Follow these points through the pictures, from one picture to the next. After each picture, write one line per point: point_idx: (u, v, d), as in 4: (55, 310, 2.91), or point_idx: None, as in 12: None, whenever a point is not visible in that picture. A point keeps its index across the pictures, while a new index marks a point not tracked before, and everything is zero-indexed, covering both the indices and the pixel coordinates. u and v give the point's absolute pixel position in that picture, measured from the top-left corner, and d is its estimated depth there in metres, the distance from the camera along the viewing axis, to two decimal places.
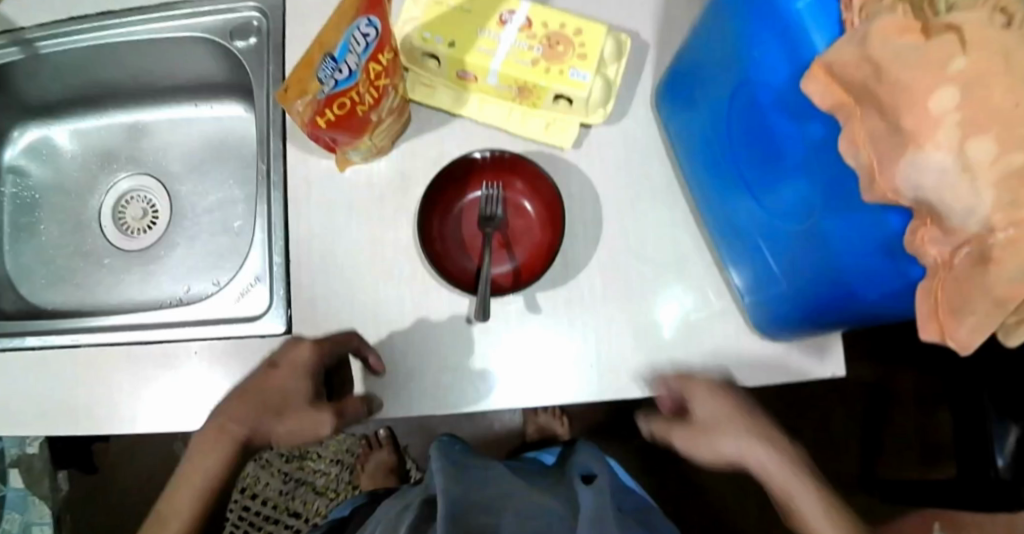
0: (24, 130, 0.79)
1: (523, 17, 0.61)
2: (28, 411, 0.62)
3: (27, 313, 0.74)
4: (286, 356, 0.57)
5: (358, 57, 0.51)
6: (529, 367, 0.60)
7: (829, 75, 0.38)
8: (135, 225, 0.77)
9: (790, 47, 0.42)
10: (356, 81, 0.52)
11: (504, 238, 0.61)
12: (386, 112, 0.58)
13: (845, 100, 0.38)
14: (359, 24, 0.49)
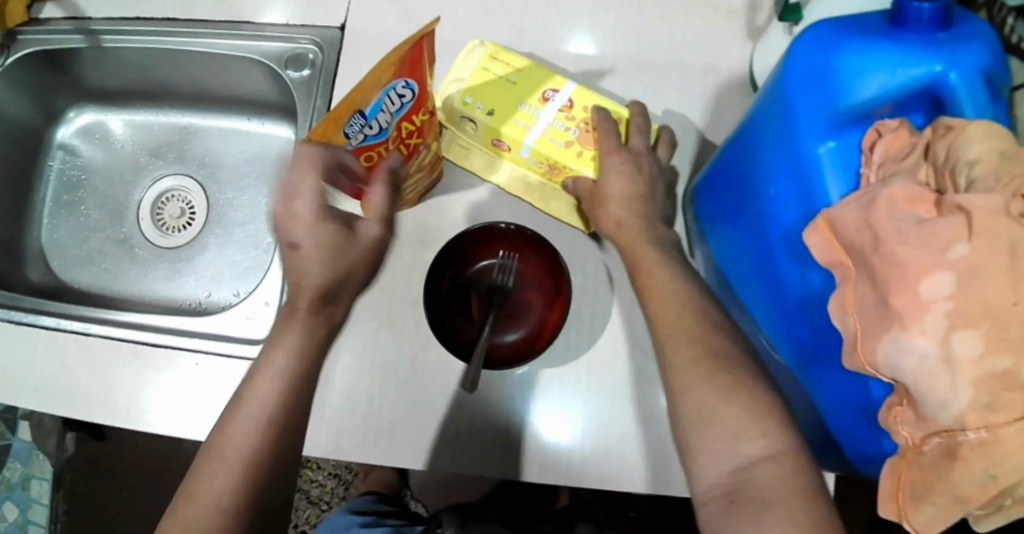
0: (80, 112, 0.83)
1: (566, 98, 0.60)
2: (30, 388, 0.65)
3: (52, 288, 0.79)
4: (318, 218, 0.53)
5: (390, 116, 0.51)
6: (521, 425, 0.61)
7: (830, 231, 0.39)
8: (172, 223, 0.81)
9: (804, 192, 0.43)
10: (385, 138, 0.52)
11: (509, 311, 0.63)
12: (415, 168, 0.60)
13: (842, 259, 0.39)
14: (395, 85, 0.48)
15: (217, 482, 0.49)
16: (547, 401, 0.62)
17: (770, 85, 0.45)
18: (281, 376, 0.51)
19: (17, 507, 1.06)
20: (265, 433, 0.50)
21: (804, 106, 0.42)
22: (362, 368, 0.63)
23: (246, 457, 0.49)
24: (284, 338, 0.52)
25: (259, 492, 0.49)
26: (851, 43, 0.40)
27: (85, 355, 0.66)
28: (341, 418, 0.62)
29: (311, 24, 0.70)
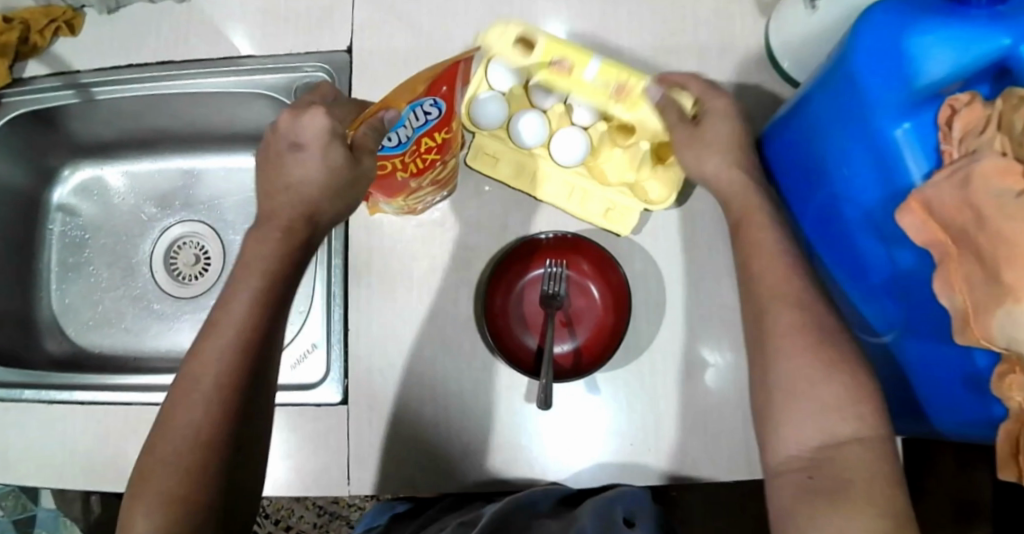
0: (75, 169, 0.81)
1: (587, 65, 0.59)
2: (84, 469, 0.66)
3: (73, 356, 0.77)
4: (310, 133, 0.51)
5: (411, 131, 0.49)
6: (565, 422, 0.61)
7: (926, 211, 0.38)
8: (188, 271, 0.80)
9: (884, 172, 0.42)
10: (403, 151, 0.50)
11: (566, 316, 0.62)
12: (426, 181, 0.57)
13: (942, 239, 0.38)
14: (422, 102, 0.47)
15: (186, 417, 0.47)
16: (612, 400, 0.62)
17: (832, 64, 0.44)
18: (248, 306, 0.50)
19: None
20: (234, 364, 0.49)
21: (875, 88, 0.40)
22: (425, 397, 0.62)
23: (214, 387, 0.48)
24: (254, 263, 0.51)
25: (229, 426, 0.48)
26: (920, 20, 0.38)
27: (143, 421, 0.66)
28: (410, 449, 0.62)
29: (315, 51, 0.68)
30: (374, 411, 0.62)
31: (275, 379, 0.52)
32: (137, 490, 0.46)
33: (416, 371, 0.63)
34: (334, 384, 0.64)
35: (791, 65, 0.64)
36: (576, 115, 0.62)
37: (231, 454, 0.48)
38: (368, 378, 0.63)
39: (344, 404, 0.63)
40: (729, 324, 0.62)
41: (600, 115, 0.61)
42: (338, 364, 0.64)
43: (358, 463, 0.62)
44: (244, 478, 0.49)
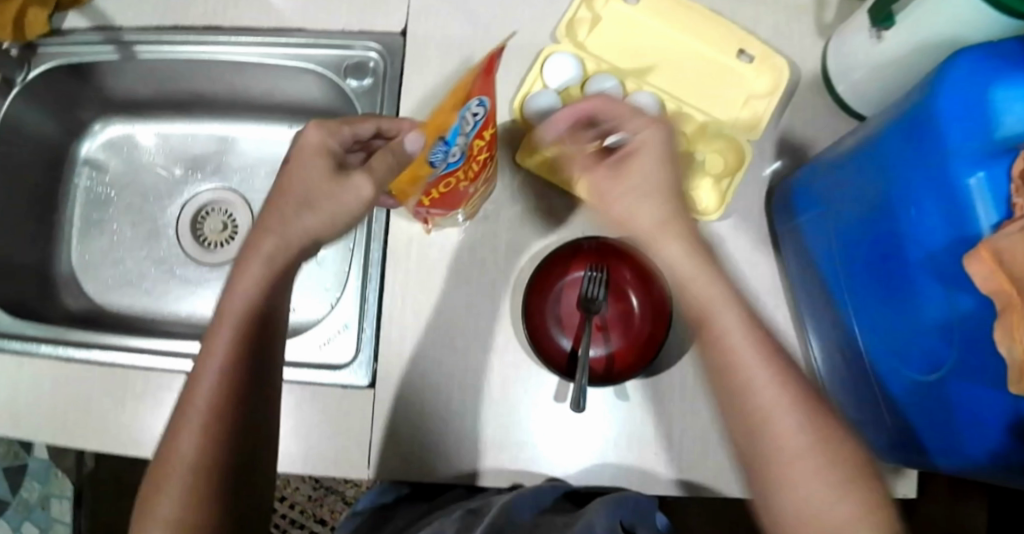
0: (105, 125, 0.80)
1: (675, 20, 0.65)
2: (94, 429, 0.65)
3: (90, 315, 0.76)
4: (296, 146, 0.50)
5: (465, 138, 0.45)
6: (569, 427, 0.62)
7: (995, 262, 0.37)
8: (215, 238, 0.79)
9: (951, 217, 0.41)
10: (461, 164, 0.48)
11: (602, 321, 0.62)
12: (480, 184, 0.57)
13: (1006, 288, 0.36)
14: (469, 106, 0.43)
15: (184, 438, 0.44)
16: (641, 409, 0.62)
17: (912, 102, 0.44)
18: (241, 320, 0.46)
19: (37, 528, 1.06)
20: (230, 380, 0.45)
21: (954, 130, 0.40)
22: (451, 389, 0.62)
23: (210, 407, 0.45)
24: (249, 270, 0.47)
25: (228, 444, 0.45)
26: (1002, 72, 0.40)
27: (162, 389, 0.65)
28: (433, 440, 0.62)
29: (368, 30, 0.67)
30: (400, 398, 0.63)
31: (273, 391, 0.49)
32: (142, 511, 0.44)
33: (446, 363, 0.63)
34: (361, 369, 0.64)
35: (845, 91, 0.64)
36: None
37: (233, 470, 0.46)
38: (397, 365, 0.63)
39: (371, 387, 0.64)
40: None
41: None
42: (369, 351, 0.65)
43: (381, 448, 0.62)
44: (250, 490, 0.47)
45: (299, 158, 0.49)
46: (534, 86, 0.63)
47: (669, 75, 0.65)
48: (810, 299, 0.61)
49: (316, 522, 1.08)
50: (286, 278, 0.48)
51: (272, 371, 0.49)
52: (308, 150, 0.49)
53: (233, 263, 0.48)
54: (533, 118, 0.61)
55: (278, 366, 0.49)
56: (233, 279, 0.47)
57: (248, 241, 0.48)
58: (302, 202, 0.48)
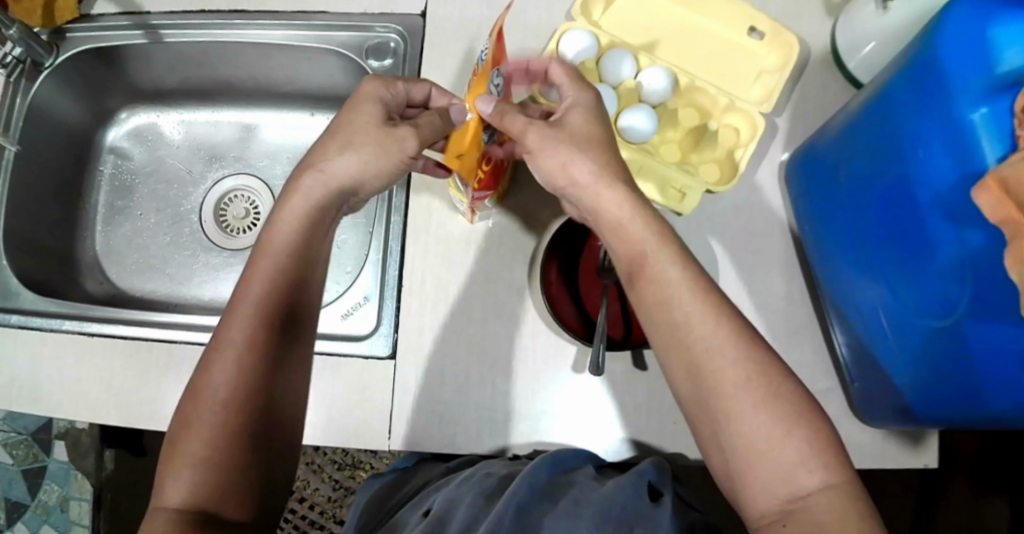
0: (131, 114, 0.82)
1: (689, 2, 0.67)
2: (116, 402, 0.65)
3: (112, 297, 0.77)
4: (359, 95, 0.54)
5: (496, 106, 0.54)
6: (588, 406, 0.62)
7: (1002, 189, 0.37)
8: (237, 224, 0.80)
9: (957, 156, 0.42)
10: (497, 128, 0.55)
11: (619, 290, 0.61)
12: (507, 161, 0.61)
13: (1015, 217, 0.37)
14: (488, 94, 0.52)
15: (215, 377, 0.46)
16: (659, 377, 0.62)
17: (914, 50, 0.45)
18: (276, 264, 0.49)
19: (55, 531, 1.06)
20: (263, 317, 0.48)
21: (957, 69, 0.41)
22: (471, 359, 0.63)
23: (243, 340, 0.47)
24: (286, 220, 0.51)
25: (258, 380, 0.47)
26: (1001, 10, 0.41)
27: (184, 361, 0.66)
28: (453, 411, 0.62)
29: (390, 12, 0.69)
30: (420, 369, 0.63)
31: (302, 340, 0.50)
32: (169, 453, 0.45)
33: (466, 333, 0.63)
34: (382, 340, 0.65)
35: (854, 65, 0.65)
36: (646, 91, 0.64)
37: (261, 412, 0.46)
38: (416, 335, 0.64)
39: (391, 357, 0.64)
40: (776, 311, 0.64)
41: (668, 94, 0.64)
42: (389, 320, 0.65)
43: (401, 418, 0.62)
44: (275, 438, 0.47)
45: (356, 106, 0.53)
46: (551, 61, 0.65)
47: (680, 54, 0.66)
48: (821, 265, 0.61)
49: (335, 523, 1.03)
50: (319, 235, 0.52)
51: (302, 321, 0.51)
52: (367, 100, 0.53)
53: (265, 221, 0.51)
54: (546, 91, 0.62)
55: (308, 320, 0.51)
56: (266, 231, 0.51)
57: (285, 198, 0.52)
58: (343, 148, 0.52)
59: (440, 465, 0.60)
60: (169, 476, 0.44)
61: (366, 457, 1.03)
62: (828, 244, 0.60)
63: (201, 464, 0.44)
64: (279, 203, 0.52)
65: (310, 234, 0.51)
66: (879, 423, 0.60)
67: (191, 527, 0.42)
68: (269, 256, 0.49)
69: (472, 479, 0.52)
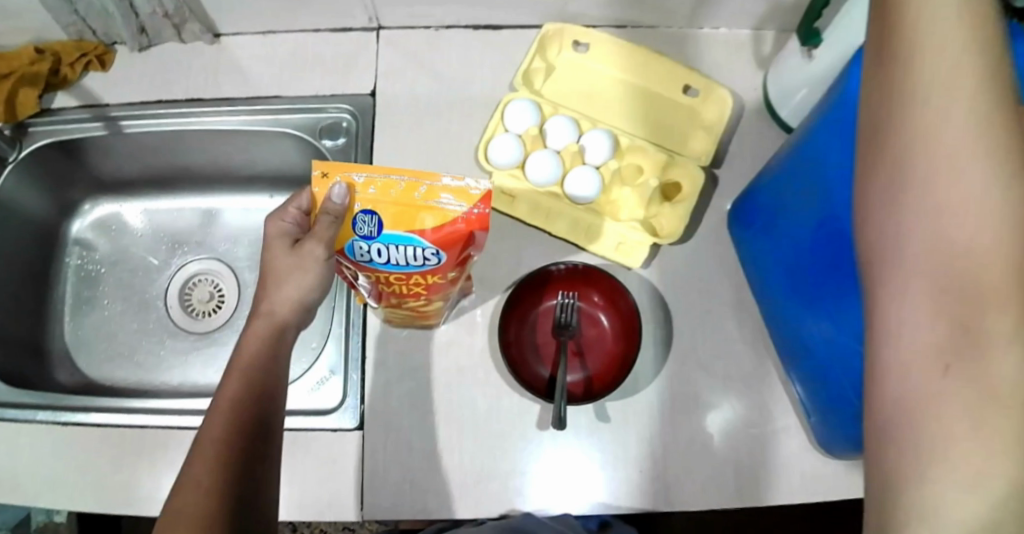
0: (94, 205, 0.84)
1: (624, 64, 0.70)
2: (88, 497, 0.65)
3: (82, 387, 0.77)
4: (270, 229, 0.57)
5: (399, 259, 0.52)
6: (556, 472, 0.63)
7: None
8: (202, 307, 0.81)
9: None
10: (386, 270, 0.54)
11: (578, 346, 0.65)
12: (409, 302, 0.60)
13: None
14: (425, 245, 0.51)
15: (189, 494, 0.49)
16: (624, 428, 0.64)
17: (832, 95, 0.49)
18: (235, 409, 0.53)
19: None
20: (228, 455, 0.51)
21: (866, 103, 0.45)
22: (439, 425, 0.64)
23: (215, 456, 0.51)
24: (238, 374, 0.55)
25: (230, 496, 0.50)
26: None
27: (154, 451, 0.66)
28: (424, 476, 0.63)
29: (339, 94, 0.72)
30: (389, 441, 0.64)
31: (271, 464, 0.54)
32: None
33: (432, 398, 0.65)
34: (349, 412, 0.65)
35: (787, 113, 0.69)
36: (588, 155, 0.67)
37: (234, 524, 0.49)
38: (383, 407, 0.65)
39: (359, 428, 0.65)
40: (730, 357, 0.66)
41: (610, 155, 0.67)
42: (357, 387, 0.66)
43: (373, 490, 0.63)
44: None
45: (269, 249, 0.57)
46: (497, 129, 0.68)
47: (620, 115, 0.70)
48: (772, 303, 0.64)
49: None
50: (277, 377, 0.57)
51: (276, 404, 0.56)
52: (273, 239, 0.57)
53: (235, 342, 0.57)
54: (496, 159, 0.66)
55: (278, 429, 0.55)
56: (222, 385, 0.54)
57: (231, 361, 0.56)
58: (281, 285, 0.56)
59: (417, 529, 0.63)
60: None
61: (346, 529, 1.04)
62: (776, 281, 0.62)
63: None
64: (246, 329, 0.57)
65: (273, 350, 0.57)
66: (837, 455, 0.61)
67: None
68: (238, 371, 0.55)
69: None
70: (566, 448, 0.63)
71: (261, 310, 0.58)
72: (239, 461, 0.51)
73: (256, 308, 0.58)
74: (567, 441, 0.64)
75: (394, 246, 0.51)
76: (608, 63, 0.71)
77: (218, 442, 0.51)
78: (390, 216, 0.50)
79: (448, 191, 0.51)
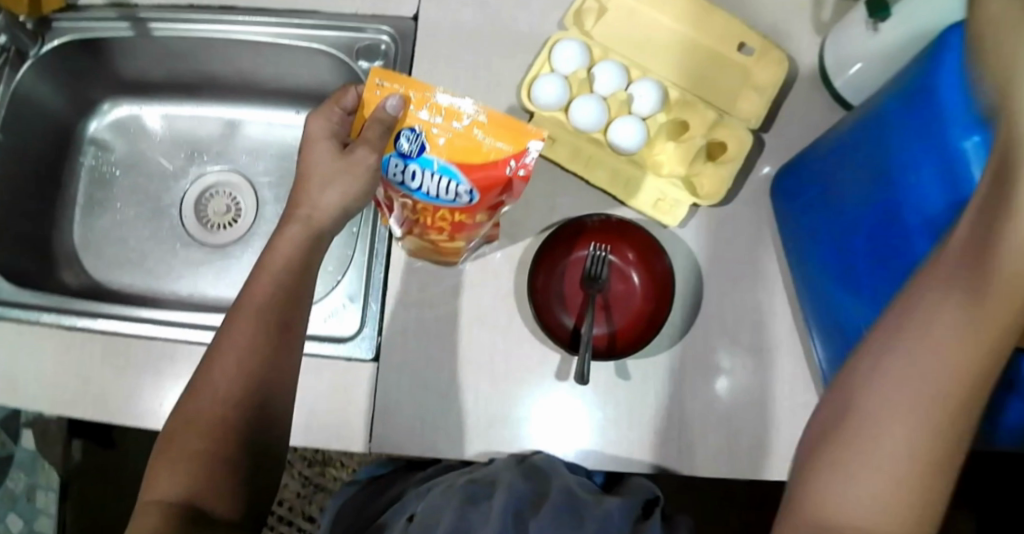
0: (115, 105, 0.82)
1: (681, 13, 0.67)
2: (86, 402, 0.64)
3: (90, 289, 0.76)
4: (314, 125, 0.57)
5: (432, 188, 0.53)
6: (568, 425, 0.62)
7: None
8: (218, 220, 0.80)
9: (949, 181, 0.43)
10: (415, 199, 0.54)
11: (605, 300, 0.64)
12: (427, 243, 0.60)
13: None
14: (460, 181, 0.52)
15: (206, 401, 0.51)
16: (642, 387, 0.63)
17: (914, 71, 0.47)
18: (256, 315, 0.54)
19: (21, 520, 1.03)
20: (245, 360, 0.53)
21: (949, 96, 0.43)
22: (455, 364, 0.63)
23: (234, 369, 0.52)
24: (263, 281, 0.55)
25: (245, 408, 0.52)
26: None
27: (161, 359, 0.65)
28: (435, 415, 0.62)
29: (381, 14, 0.68)
30: (403, 375, 0.63)
31: (287, 373, 0.55)
32: (159, 456, 0.50)
33: (451, 338, 0.64)
34: (365, 342, 0.65)
35: (841, 84, 0.66)
36: (636, 105, 0.64)
37: (248, 436, 0.51)
38: (399, 340, 0.64)
39: (374, 360, 0.64)
40: (758, 326, 0.64)
41: (659, 107, 0.64)
42: (375, 320, 0.66)
43: (382, 422, 0.62)
44: (264, 457, 0.53)
45: (310, 147, 0.56)
46: (542, 70, 0.65)
47: (670, 68, 0.67)
48: (807, 278, 0.62)
49: (303, 519, 1.07)
50: (302, 286, 0.57)
51: (299, 322, 0.57)
52: (316, 138, 0.56)
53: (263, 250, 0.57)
54: (540, 100, 0.63)
55: (298, 347, 0.56)
56: (248, 287, 0.55)
57: (258, 266, 0.56)
58: (324, 189, 0.55)
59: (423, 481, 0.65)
60: (159, 478, 0.49)
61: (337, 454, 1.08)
62: (816, 257, 0.60)
63: (182, 483, 0.49)
64: (276, 236, 0.57)
65: (307, 254, 0.57)
66: None
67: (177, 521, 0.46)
68: (264, 280, 0.55)
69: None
70: (586, 404, 0.63)
71: (297, 215, 0.56)
72: (256, 377, 0.53)
73: (290, 212, 0.57)
74: (584, 395, 0.63)
75: (430, 173, 0.52)
76: (665, 11, 0.67)
77: (237, 355, 0.53)
78: (437, 142, 0.51)
79: (497, 135, 0.51)
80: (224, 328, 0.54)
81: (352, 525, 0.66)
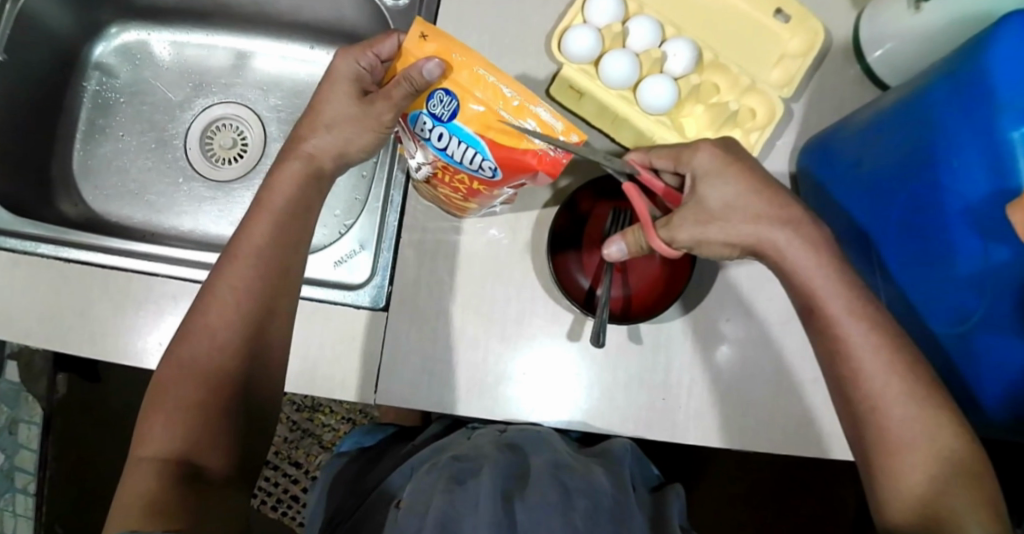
0: (121, 29, 0.79)
1: None
2: (83, 330, 0.62)
3: (87, 219, 0.74)
4: (338, 66, 0.54)
5: (456, 155, 0.49)
6: (569, 386, 0.62)
7: None
8: (223, 154, 0.77)
9: (995, 170, 0.43)
10: (439, 158, 0.51)
11: (622, 262, 0.61)
12: (444, 192, 0.57)
13: None
14: (486, 155, 0.48)
15: (207, 350, 0.50)
16: (653, 352, 0.62)
17: (961, 53, 0.45)
18: (253, 259, 0.52)
19: (4, 454, 0.99)
20: (245, 306, 0.51)
21: (1006, 87, 0.42)
22: (466, 316, 0.62)
23: (234, 314, 0.51)
24: (260, 222, 0.53)
25: (245, 356, 0.50)
26: None
27: (160, 292, 0.63)
28: (441, 366, 0.61)
29: None
30: (411, 323, 0.62)
31: (282, 319, 0.53)
32: (149, 413, 0.49)
33: (459, 291, 0.63)
34: (373, 291, 0.64)
35: (874, 60, 0.64)
36: (669, 64, 0.62)
37: (245, 386, 0.50)
38: (407, 288, 0.62)
39: (383, 309, 0.63)
40: (773, 299, 0.63)
41: (692, 68, 0.62)
42: (384, 272, 0.65)
43: (386, 369, 0.61)
44: (260, 406, 0.51)
45: (331, 83, 0.54)
46: (574, 21, 0.63)
47: (702, 30, 0.65)
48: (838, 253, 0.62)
49: (288, 463, 1.07)
50: (302, 229, 0.55)
51: (300, 265, 0.55)
52: (341, 76, 0.53)
53: (257, 192, 0.55)
54: (568, 53, 0.61)
55: (294, 292, 0.54)
56: (244, 227, 0.54)
57: (255, 204, 0.54)
58: (330, 130, 0.54)
59: (403, 449, 0.69)
60: (154, 433, 0.47)
61: (326, 400, 1.08)
62: (845, 233, 0.60)
63: (175, 440, 0.47)
64: (274, 175, 0.55)
65: (310, 194, 0.55)
66: None
67: (175, 477, 0.45)
68: (262, 223, 0.53)
69: (440, 463, 0.59)
70: (585, 367, 0.62)
71: (298, 152, 0.55)
72: (253, 321, 0.51)
73: (293, 147, 0.55)
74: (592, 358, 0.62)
75: (457, 140, 0.48)
76: None
77: (237, 301, 0.51)
78: (470, 108, 0.47)
79: (537, 121, 0.47)
80: (217, 275, 0.52)
81: (347, 497, 0.67)
